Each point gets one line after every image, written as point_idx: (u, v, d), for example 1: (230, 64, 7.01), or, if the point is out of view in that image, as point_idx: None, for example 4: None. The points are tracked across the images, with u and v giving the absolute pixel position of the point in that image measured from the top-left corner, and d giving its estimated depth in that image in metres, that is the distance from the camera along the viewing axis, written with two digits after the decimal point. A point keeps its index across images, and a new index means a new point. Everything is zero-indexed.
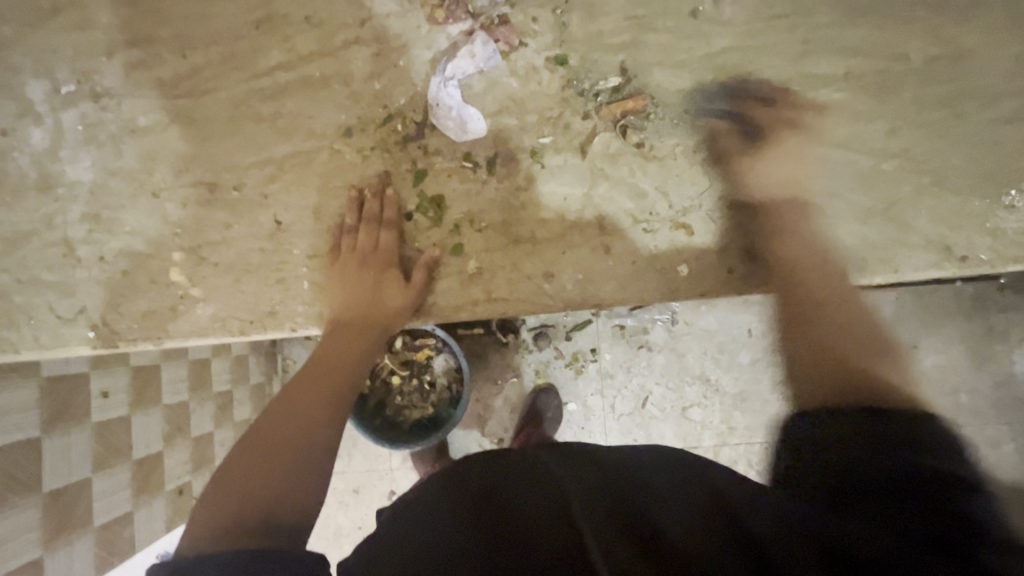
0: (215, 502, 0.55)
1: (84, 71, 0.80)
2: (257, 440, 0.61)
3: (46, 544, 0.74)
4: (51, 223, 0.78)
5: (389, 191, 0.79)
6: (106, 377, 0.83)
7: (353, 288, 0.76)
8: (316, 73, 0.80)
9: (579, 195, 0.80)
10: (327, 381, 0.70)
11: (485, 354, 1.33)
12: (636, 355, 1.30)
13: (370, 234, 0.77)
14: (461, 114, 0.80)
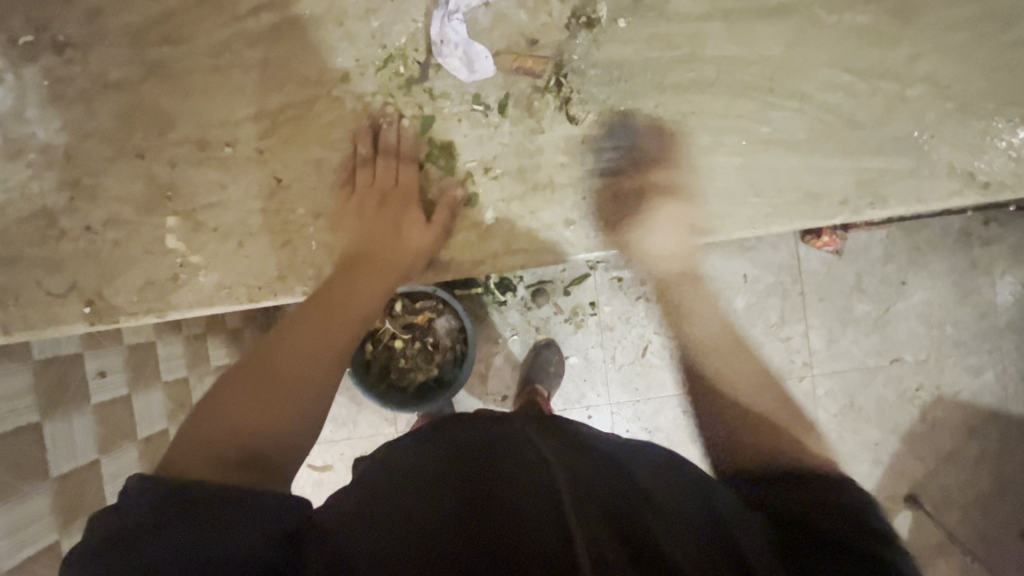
0: (206, 426, 0.55)
1: (41, 19, 0.71)
2: (250, 372, 0.60)
3: (62, 529, 0.71)
4: (26, 192, 0.71)
5: (405, 126, 0.74)
6: (103, 356, 0.80)
7: (371, 226, 0.72)
8: (305, 11, 0.73)
9: (597, 137, 0.76)
10: (332, 316, 0.66)
11: (485, 313, 1.30)
12: (634, 306, 1.28)
13: (387, 170, 0.74)
14: (468, 52, 0.74)
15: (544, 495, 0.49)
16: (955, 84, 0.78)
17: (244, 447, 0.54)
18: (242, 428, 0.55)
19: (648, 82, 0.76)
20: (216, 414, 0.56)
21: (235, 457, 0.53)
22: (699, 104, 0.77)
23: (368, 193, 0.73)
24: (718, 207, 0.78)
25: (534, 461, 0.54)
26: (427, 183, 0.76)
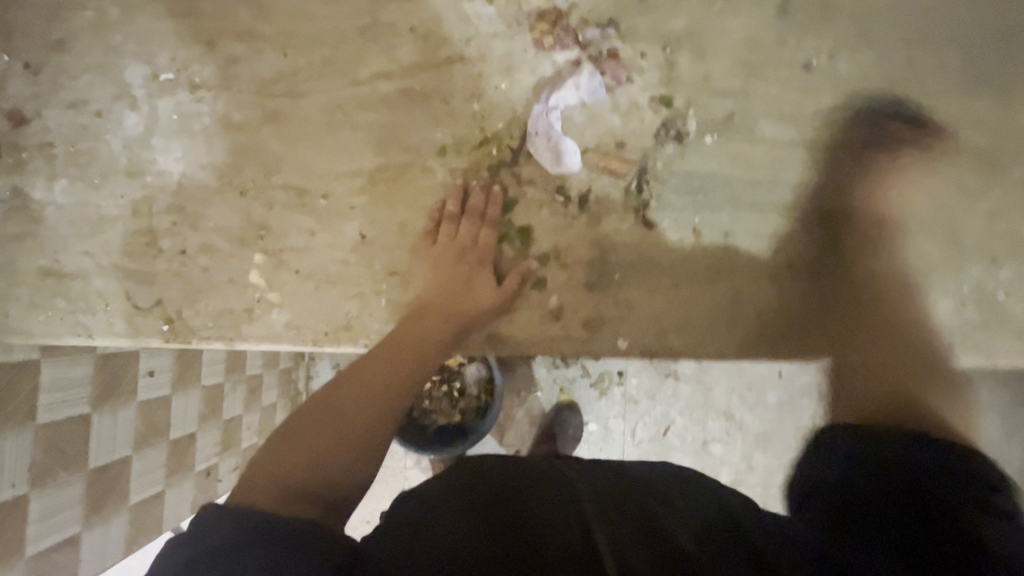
0: (271, 455, 0.53)
1: (185, 60, 0.79)
2: (317, 418, 0.58)
3: (84, 522, 0.81)
4: (137, 210, 0.77)
5: (496, 188, 0.78)
6: (156, 357, 0.91)
7: (444, 277, 0.74)
8: (417, 86, 0.79)
9: (669, 240, 0.79)
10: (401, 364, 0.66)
11: (513, 365, 1.31)
12: (662, 383, 1.27)
13: (470, 227, 0.76)
14: (559, 145, 0.78)
15: (558, 512, 0.51)
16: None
17: (318, 483, 0.52)
18: (317, 465, 0.53)
19: (728, 198, 0.79)
20: (289, 452, 0.54)
21: (306, 495, 0.51)
22: (775, 226, 0.79)
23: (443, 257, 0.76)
24: (777, 327, 0.78)
25: (553, 476, 0.57)
26: (501, 254, 0.78)
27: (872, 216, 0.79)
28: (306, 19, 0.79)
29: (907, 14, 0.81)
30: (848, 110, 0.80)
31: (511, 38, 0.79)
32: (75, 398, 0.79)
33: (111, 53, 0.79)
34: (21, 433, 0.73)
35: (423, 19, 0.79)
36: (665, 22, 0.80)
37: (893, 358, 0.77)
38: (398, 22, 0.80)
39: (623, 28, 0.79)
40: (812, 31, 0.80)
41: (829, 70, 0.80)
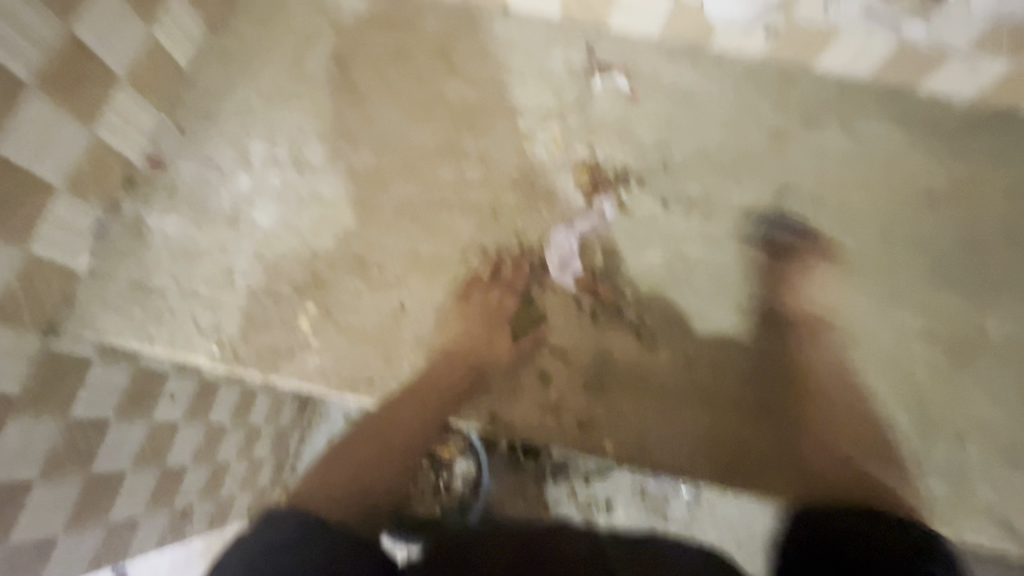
0: None
1: (300, 144, 0.99)
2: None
3: (66, 524, 0.86)
4: (225, 249, 0.93)
5: (524, 264, 0.94)
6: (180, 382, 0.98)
7: (470, 333, 0.91)
8: (475, 197, 0.97)
9: (661, 361, 0.91)
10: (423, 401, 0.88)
11: (501, 470, 1.37)
12: (648, 521, 1.34)
13: (498, 294, 0.93)
14: (567, 254, 0.94)
15: None
16: (968, 423, 0.91)
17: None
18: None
19: (723, 336, 0.93)
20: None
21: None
22: (762, 371, 0.93)
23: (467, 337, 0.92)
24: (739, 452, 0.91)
25: None
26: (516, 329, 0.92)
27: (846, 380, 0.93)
28: (400, 132, 1.01)
29: (881, 216, 0.99)
30: (828, 282, 0.96)
31: (557, 175, 0.99)
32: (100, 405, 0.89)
33: (245, 129, 1.00)
34: (49, 421, 0.82)
35: (490, 149, 1.00)
36: (681, 187, 1.00)
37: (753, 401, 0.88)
38: (470, 147, 1.00)
39: (647, 184, 0.99)
40: (801, 215, 0.99)
41: (814, 247, 0.98)
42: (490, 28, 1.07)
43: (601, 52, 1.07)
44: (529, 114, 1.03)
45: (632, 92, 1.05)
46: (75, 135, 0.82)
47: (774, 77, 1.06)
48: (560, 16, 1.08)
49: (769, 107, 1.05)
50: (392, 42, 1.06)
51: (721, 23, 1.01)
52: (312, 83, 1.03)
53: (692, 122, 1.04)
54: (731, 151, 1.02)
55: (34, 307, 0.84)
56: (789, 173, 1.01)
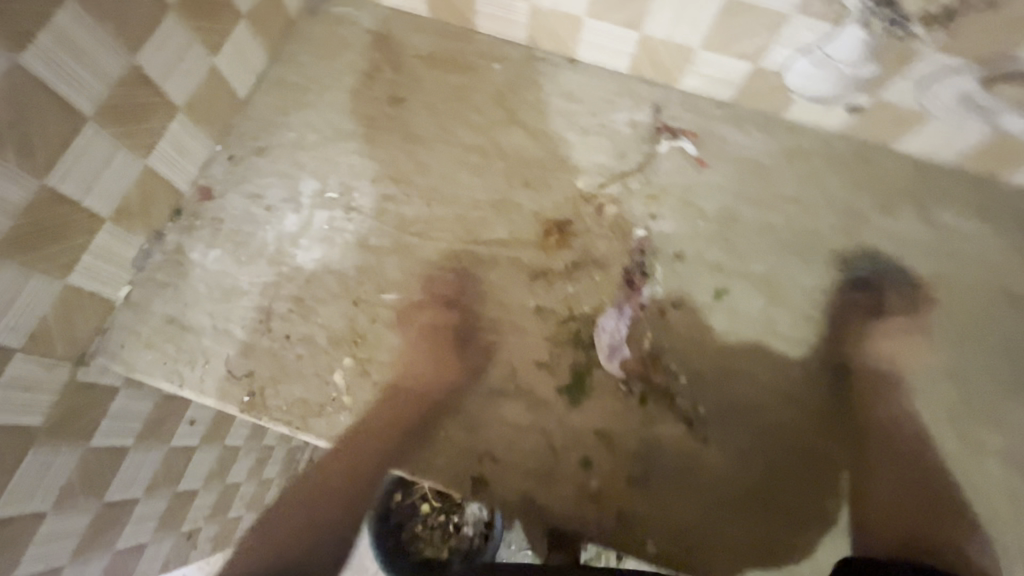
0: None
1: (350, 185, 0.96)
2: None
3: None
4: (264, 290, 0.90)
5: (583, 326, 0.89)
6: None
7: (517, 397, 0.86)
8: (526, 258, 0.93)
9: (715, 455, 0.85)
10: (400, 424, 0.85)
11: None
12: None
13: (553, 354, 0.88)
14: (614, 343, 0.88)
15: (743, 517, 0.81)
16: None
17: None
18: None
19: (784, 435, 0.86)
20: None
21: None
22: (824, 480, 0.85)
23: (509, 413, 0.86)
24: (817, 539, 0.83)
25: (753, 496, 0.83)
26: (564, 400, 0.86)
27: (908, 496, 0.87)
28: (454, 183, 0.97)
29: (960, 316, 0.92)
30: (896, 388, 0.89)
31: (614, 242, 0.94)
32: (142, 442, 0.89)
33: (296, 165, 0.97)
34: (70, 452, 0.85)
35: (546, 209, 0.96)
36: (745, 266, 0.94)
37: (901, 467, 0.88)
38: (525, 204, 0.96)
39: (708, 260, 0.94)
40: (872, 308, 0.92)
41: (884, 346, 0.91)
42: (555, 79, 1.03)
43: (668, 113, 1.02)
44: (589, 173, 0.98)
45: (699, 159, 1.00)
46: (127, 168, 0.80)
47: (851, 155, 1.00)
48: (628, 72, 1.04)
49: (845, 186, 0.98)
50: (453, 85, 1.03)
51: (801, 96, 0.95)
52: (369, 122, 1.00)
53: (760, 197, 0.98)
54: (801, 231, 0.96)
55: (67, 338, 0.82)
56: (861, 261, 0.95)
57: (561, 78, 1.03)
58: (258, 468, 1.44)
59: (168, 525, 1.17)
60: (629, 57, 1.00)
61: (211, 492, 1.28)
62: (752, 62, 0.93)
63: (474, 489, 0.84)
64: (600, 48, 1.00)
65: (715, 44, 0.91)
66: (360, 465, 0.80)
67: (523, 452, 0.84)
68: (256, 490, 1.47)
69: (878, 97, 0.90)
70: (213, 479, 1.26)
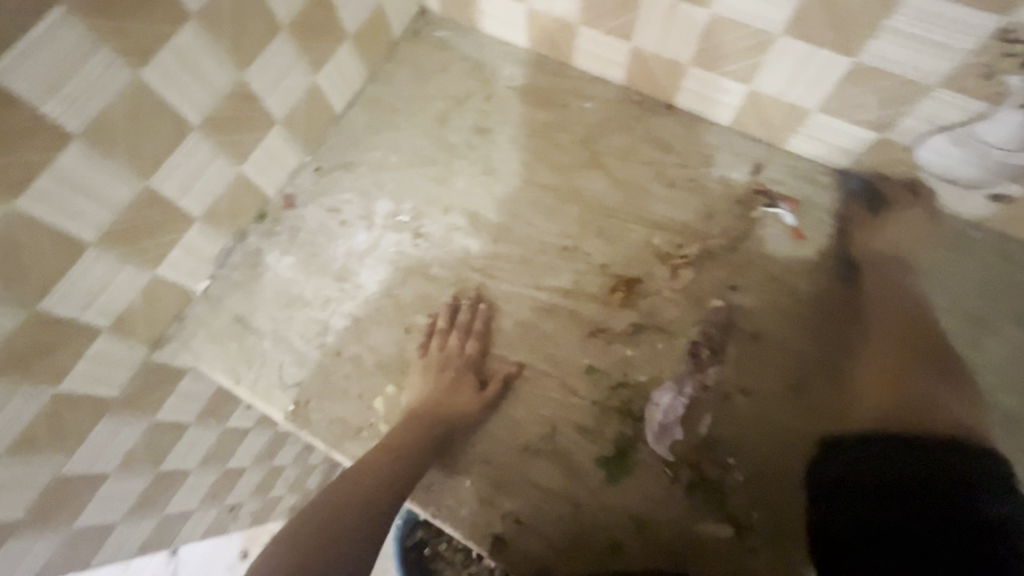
0: (307, 529, 0.70)
1: (422, 211, 0.97)
2: (356, 499, 0.74)
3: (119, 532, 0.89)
4: (325, 304, 0.92)
5: (636, 397, 0.83)
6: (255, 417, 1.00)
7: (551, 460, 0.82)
8: (587, 312, 0.88)
9: (767, 569, 0.76)
10: (425, 445, 0.79)
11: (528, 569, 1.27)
12: None
13: (597, 421, 0.83)
14: (666, 420, 0.81)
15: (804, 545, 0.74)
16: None
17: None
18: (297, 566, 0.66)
19: None
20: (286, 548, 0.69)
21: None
22: None
23: (542, 475, 0.81)
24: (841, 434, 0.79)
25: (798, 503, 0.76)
26: (601, 474, 0.80)
27: None
28: (525, 221, 0.95)
29: None
30: None
31: (683, 310, 0.87)
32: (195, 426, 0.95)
33: (375, 184, 1.00)
34: (134, 423, 0.91)
35: (616, 262, 0.91)
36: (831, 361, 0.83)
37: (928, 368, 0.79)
38: (594, 254, 0.92)
39: (788, 348, 0.84)
40: (984, 436, 0.78)
41: None
42: (648, 125, 0.98)
43: (769, 176, 0.93)
44: (669, 230, 0.92)
45: (796, 232, 0.90)
46: (222, 174, 0.85)
47: (986, 250, 0.85)
48: (730, 126, 0.96)
49: (969, 289, 0.85)
50: (540, 121, 1.00)
51: (932, 176, 0.83)
52: (451, 149, 1.00)
53: (862, 283, 0.86)
54: (907, 332, 0.84)
55: (148, 322, 0.88)
56: (981, 378, 0.80)
57: (654, 125, 0.98)
58: (303, 456, 1.49)
59: (214, 497, 1.23)
60: (733, 110, 0.92)
61: (256, 473, 1.34)
62: (877, 133, 0.82)
63: (493, 549, 0.79)
64: (702, 98, 0.93)
65: (836, 109, 0.82)
66: (377, 489, 0.75)
67: (548, 520, 0.80)
68: (297, 476, 1.53)
69: None
70: (260, 461, 1.32)
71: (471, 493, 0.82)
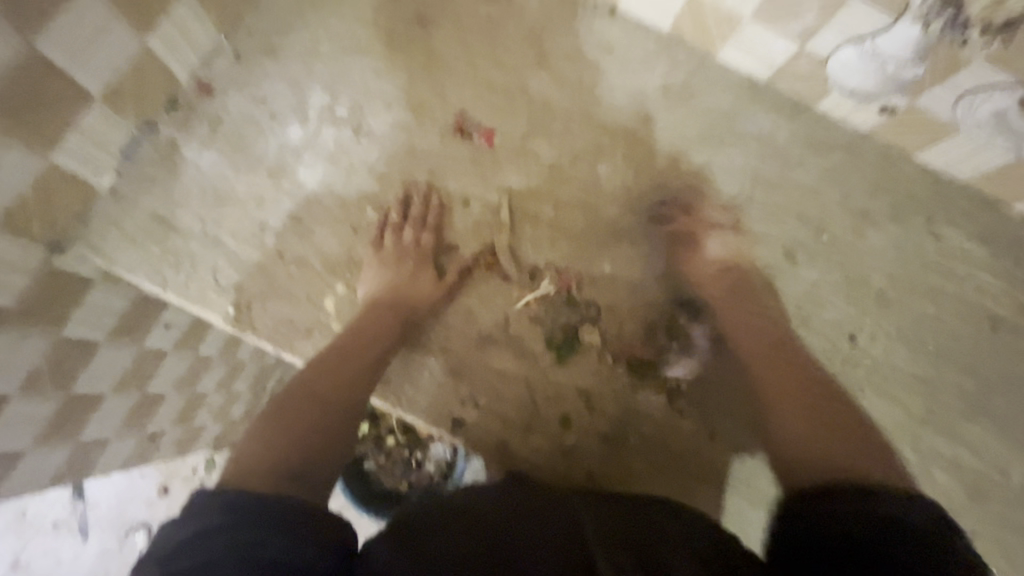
0: (287, 405, 0.67)
1: (361, 105, 0.91)
2: (329, 371, 0.73)
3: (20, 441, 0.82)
4: (260, 203, 0.87)
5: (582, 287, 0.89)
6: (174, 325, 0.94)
7: (504, 349, 0.87)
8: (536, 210, 0.91)
9: (690, 425, 0.87)
10: (388, 318, 0.81)
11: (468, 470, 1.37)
12: None
13: (547, 311, 0.88)
14: (612, 305, 0.89)
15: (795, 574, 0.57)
16: None
17: (303, 466, 0.61)
18: (290, 445, 0.63)
19: None
20: (263, 441, 0.63)
21: (292, 473, 0.60)
22: None
23: (498, 363, 0.86)
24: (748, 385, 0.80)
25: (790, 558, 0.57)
26: (551, 358, 0.87)
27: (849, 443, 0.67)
28: (471, 118, 0.93)
29: (942, 332, 0.94)
30: (865, 391, 0.93)
31: (624, 208, 0.93)
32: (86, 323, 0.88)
33: (306, 74, 0.91)
34: (43, 336, 0.81)
35: (562, 163, 0.93)
36: (749, 254, 0.94)
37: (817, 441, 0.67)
38: (541, 154, 0.93)
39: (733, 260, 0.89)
40: (858, 310, 0.94)
41: (863, 349, 0.94)
42: (591, 26, 0.98)
43: (702, 83, 0.98)
44: (611, 133, 0.95)
45: (723, 138, 0.97)
46: (123, 45, 0.73)
47: (872, 157, 0.98)
48: (669, 32, 0.98)
49: (860, 189, 0.98)
50: (484, 14, 0.96)
51: (838, 89, 0.92)
52: (389, 39, 0.94)
53: (775, 183, 0.97)
54: (808, 230, 0.96)
55: (46, 221, 0.77)
56: (859, 264, 0.96)
57: (598, 27, 0.98)
58: (228, 380, 1.42)
59: (134, 424, 1.14)
60: (674, 15, 0.94)
61: (179, 398, 1.26)
62: (797, 44, 0.88)
63: (452, 431, 0.85)
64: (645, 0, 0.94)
65: (765, 17, 0.86)
66: (347, 364, 0.75)
67: (502, 400, 0.86)
68: (224, 401, 1.45)
69: (913, 102, 0.87)
70: (183, 385, 1.24)
71: (429, 382, 0.85)
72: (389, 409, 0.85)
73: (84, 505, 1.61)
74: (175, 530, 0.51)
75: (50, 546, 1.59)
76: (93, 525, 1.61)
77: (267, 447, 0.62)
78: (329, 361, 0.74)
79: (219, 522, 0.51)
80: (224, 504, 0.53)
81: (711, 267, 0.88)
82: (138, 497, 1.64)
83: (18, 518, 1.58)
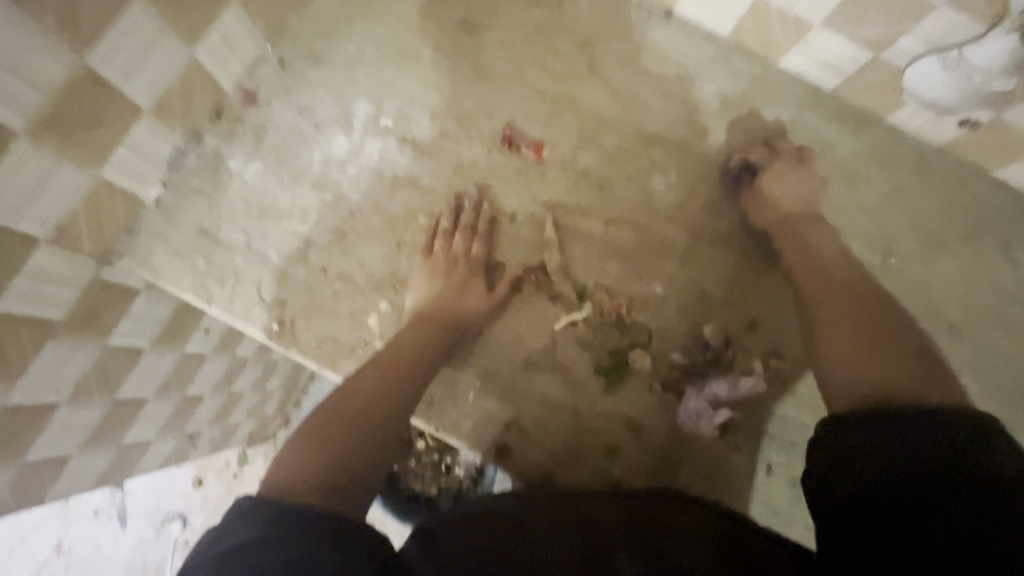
0: (332, 412, 0.65)
1: (407, 116, 0.88)
2: (375, 375, 0.71)
3: (53, 437, 0.83)
4: (305, 217, 0.86)
5: (633, 308, 0.85)
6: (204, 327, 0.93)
7: (550, 373, 0.84)
8: (586, 227, 0.87)
9: (743, 456, 0.84)
10: (435, 323, 0.78)
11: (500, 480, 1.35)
12: None
13: (596, 333, 0.84)
14: (664, 329, 0.85)
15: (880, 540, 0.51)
16: None
17: (345, 478, 0.58)
18: (332, 456, 0.60)
19: None
20: (305, 453, 0.59)
21: (328, 490, 0.56)
22: None
23: (544, 387, 0.84)
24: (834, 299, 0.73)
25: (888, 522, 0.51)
26: (599, 380, 0.84)
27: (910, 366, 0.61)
28: (519, 129, 0.89)
29: (1017, 364, 0.88)
30: None
31: (678, 227, 0.88)
32: (133, 332, 0.89)
33: (352, 84, 0.89)
34: (90, 348, 0.81)
35: (613, 177, 0.89)
36: None
37: (883, 372, 0.61)
38: (592, 169, 0.89)
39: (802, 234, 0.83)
40: (928, 340, 0.89)
41: None
42: (647, 33, 0.93)
43: (763, 93, 0.92)
44: (664, 146, 0.90)
45: (787, 153, 0.91)
46: (172, 59, 0.72)
47: (948, 174, 0.91)
48: (729, 39, 0.93)
49: (933, 208, 0.91)
50: (535, 20, 0.92)
51: (913, 101, 0.85)
52: (436, 47, 0.90)
53: (839, 202, 0.91)
54: (873, 252, 0.90)
55: (94, 235, 0.76)
56: (929, 290, 0.89)
57: (653, 33, 0.93)
58: (262, 381, 1.42)
59: (172, 426, 1.14)
60: (736, 21, 0.89)
61: (217, 399, 1.26)
62: (872, 54, 0.82)
63: (496, 456, 0.83)
64: (707, 6, 0.88)
65: (838, 26, 0.80)
66: (395, 371, 0.72)
67: (549, 424, 0.83)
68: (258, 401, 1.46)
69: (999, 118, 0.79)
70: (220, 388, 1.24)
71: (472, 404, 0.83)
72: (431, 431, 0.84)
73: (124, 494, 1.65)
74: (222, 537, 0.48)
75: (90, 533, 1.62)
76: (130, 514, 1.63)
77: (312, 455, 0.59)
78: (377, 365, 0.72)
79: (266, 533, 0.48)
80: (271, 514, 0.50)
81: (815, 261, 0.78)
82: (174, 488, 1.66)
83: (62, 504, 1.61)
